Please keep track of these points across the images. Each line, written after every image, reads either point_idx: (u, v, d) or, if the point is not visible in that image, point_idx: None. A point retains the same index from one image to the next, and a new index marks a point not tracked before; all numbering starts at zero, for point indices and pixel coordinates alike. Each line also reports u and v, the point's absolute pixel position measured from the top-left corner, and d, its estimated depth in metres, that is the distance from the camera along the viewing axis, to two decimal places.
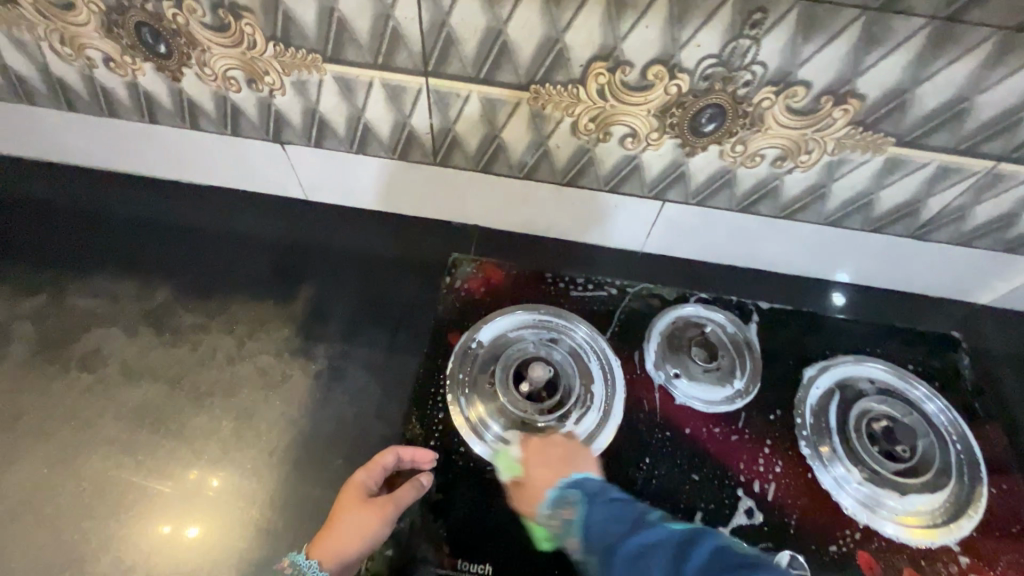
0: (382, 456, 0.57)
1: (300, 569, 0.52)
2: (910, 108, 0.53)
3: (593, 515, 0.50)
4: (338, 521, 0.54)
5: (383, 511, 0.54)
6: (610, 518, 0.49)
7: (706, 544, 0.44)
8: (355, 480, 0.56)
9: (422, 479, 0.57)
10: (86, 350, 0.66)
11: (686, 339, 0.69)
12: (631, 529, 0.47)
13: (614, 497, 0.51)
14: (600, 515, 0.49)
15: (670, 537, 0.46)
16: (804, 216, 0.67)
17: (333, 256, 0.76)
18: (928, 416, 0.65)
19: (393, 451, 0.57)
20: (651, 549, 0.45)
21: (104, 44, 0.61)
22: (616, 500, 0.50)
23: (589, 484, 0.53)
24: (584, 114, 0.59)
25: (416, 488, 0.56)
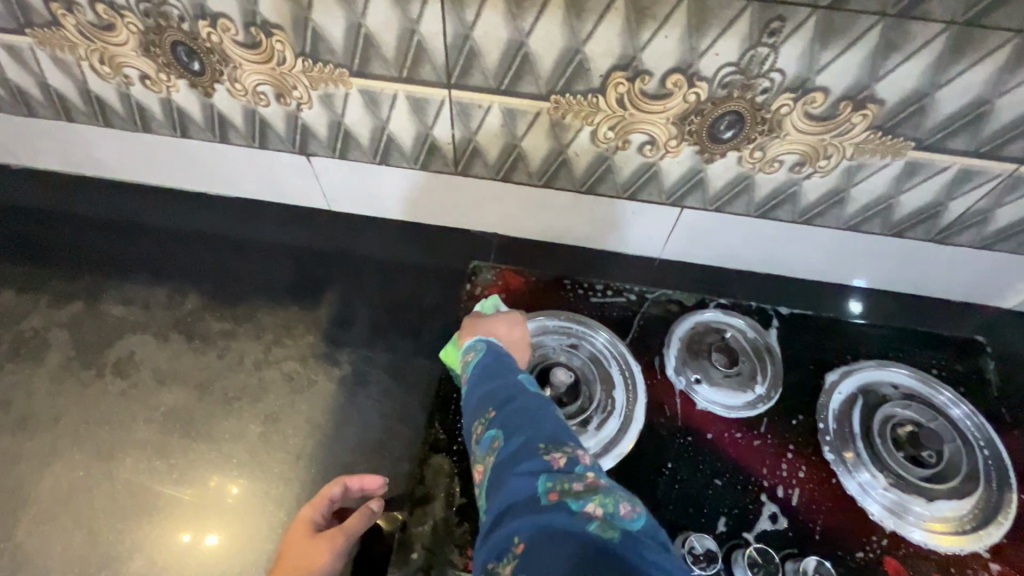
0: (327, 488, 0.57)
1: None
2: (929, 112, 0.53)
3: (484, 363, 0.52)
4: (285, 561, 0.53)
5: (331, 541, 0.54)
6: (491, 368, 0.50)
7: (545, 405, 0.44)
8: (302, 516, 0.56)
9: (371, 504, 0.56)
10: (119, 356, 0.68)
11: (706, 344, 0.69)
12: (499, 377, 0.49)
13: (509, 359, 0.52)
14: (487, 365, 0.51)
15: (522, 390, 0.46)
16: (823, 220, 0.67)
17: (356, 263, 0.78)
18: (954, 421, 0.65)
19: (338, 482, 0.57)
20: (502, 391, 0.46)
21: (140, 62, 0.63)
22: (508, 361, 0.51)
23: (497, 347, 0.54)
24: (603, 123, 0.60)
25: (366, 514, 0.55)
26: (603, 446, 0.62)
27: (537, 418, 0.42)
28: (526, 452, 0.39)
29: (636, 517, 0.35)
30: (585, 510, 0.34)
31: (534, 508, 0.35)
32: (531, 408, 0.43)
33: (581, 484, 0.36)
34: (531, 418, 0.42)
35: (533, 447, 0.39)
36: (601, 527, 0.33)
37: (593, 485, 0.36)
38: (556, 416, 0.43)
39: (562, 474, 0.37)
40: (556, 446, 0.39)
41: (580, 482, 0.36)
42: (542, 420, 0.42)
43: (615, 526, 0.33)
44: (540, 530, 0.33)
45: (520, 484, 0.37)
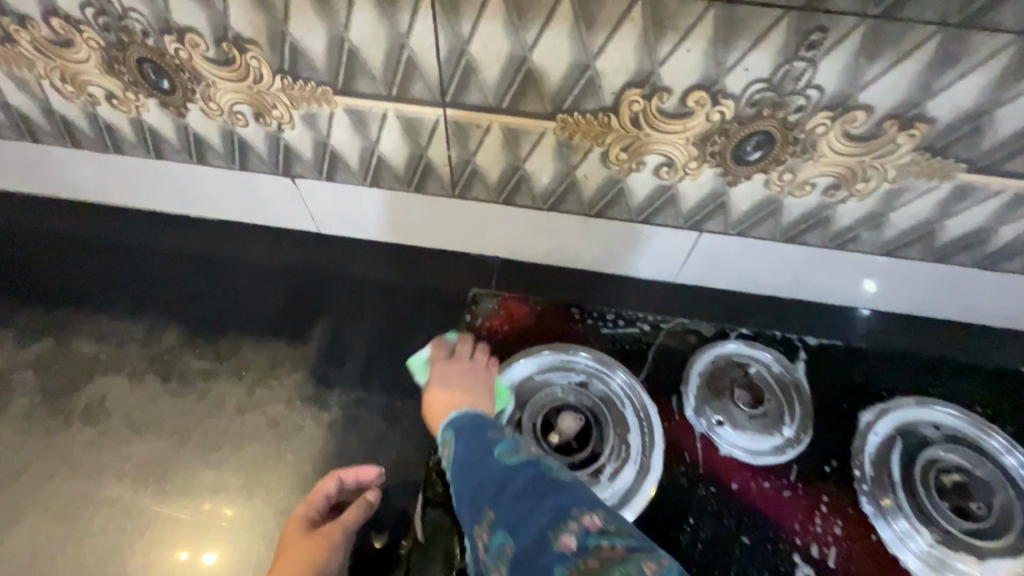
0: (321, 484, 0.56)
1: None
2: (985, 132, 0.47)
3: (460, 447, 0.47)
4: (283, 560, 0.52)
5: (327, 538, 0.53)
6: (470, 450, 0.46)
7: (537, 467, 0.42)
8: (296, 514, 0.55)
9: (369, 497, 0.55)
10: (89, 401, 0.63)
11: (727, 381, 0.63)
12: (476, 463, 0.44)
13: (484, 433, 0.47)
14: (465, 450, 0.46)
15: (504, 468, 0.43)
16: (857, 245, 0.61)
17: (347, 292, 0.72)
18: (1004, 469, 0.59)
19: (333, 477, 0.56)
20: (490, 481, 0.42)
21: (105, 80, 0.58)
22: (484, 432, 0.47)
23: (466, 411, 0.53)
24: (615, 144, 0.54)
25: (363, 506, 0.55)
26: (617, 499, 0.56)
27: (534, 499, 0.39)
28: (537, 553, 0.36)
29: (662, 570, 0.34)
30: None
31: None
32: (523, 487, 0.40)
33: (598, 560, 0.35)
34: (528, 503, 0.39)
35: (542, 543, 0.36)
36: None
37: (608, 556, 0.35)
38: (555, 485, 0.40)
39: (579, 561, 0.35)
40: (562, 527, 0.37)
41: (596, 559, 0.34)
42: (535, 497, 0.39)
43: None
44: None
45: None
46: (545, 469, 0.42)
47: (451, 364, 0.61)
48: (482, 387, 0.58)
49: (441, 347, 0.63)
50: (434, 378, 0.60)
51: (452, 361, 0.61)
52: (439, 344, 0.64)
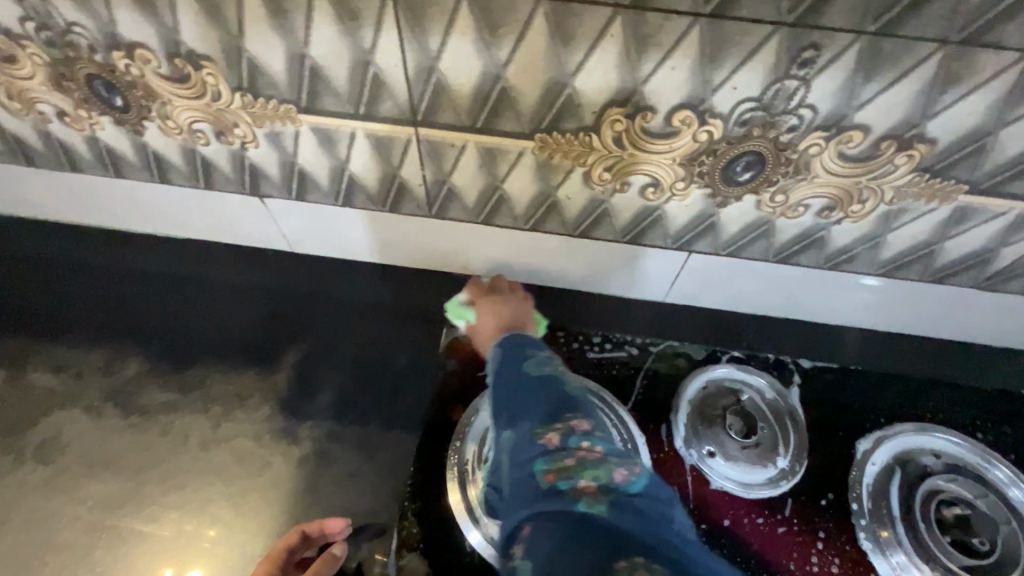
0: (285, 539, 0.52)
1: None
2: (987, 153, 0.44)
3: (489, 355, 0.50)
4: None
5: None
6: (495, 359, 0.48)
7: (545, 379, 0.44)
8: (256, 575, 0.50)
9: (336, 551, 0.51)
10: (43, 437, 0.59)
11: (719, 408, 0.61)
12: (495, 368, 0.47)
13: (515, 348, 0.48)
14: (490, 358, 0.49)
15: (520, 374, 0.45)
16: (853, 266, 0.59)
17: (322, 315, 0.69)
18: (1008, 501, 0.56)
19: (298, 530, 0.52)
20: (506, 378, 0.46)
21: (54, 97, 0.54)
22: (510, 344, 0.49)
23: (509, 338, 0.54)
24: (598, 164, 0.51)
25: (330, 561, 0.51)
26: None
27: (536, 401, 0.42)
28: (520, 444, 0.39)
29: (631, 481, 0.36)
30: (578, 489, 0.35)
31: (531, 501, 0.35)
32: (532, 391, 0.43)
33: (573, 460, 0.37)
34: (530, 403, 0.42)
35: (527, 435, 0.39)
36: (593, 504, 0.34)
37: (584, 459, 0.37)
38: (559, 395, 0.42)
39: (555, 456, 0.37)
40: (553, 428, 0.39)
41: (573, 458, 0.37)
42: (533, 402, 0.41)
43: (612, 498, 0.34)
44: (541, 522, 0.33)
45: (520, 475, 0.37)
46: (554, 384, 0.43)
47: (493, 298, 0.62)
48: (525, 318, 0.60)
49: (477, 286, 0.65)
50: (481, 313, 0.61)
51: (495, 294, 0.63)
52: (477, 284, 0.65)
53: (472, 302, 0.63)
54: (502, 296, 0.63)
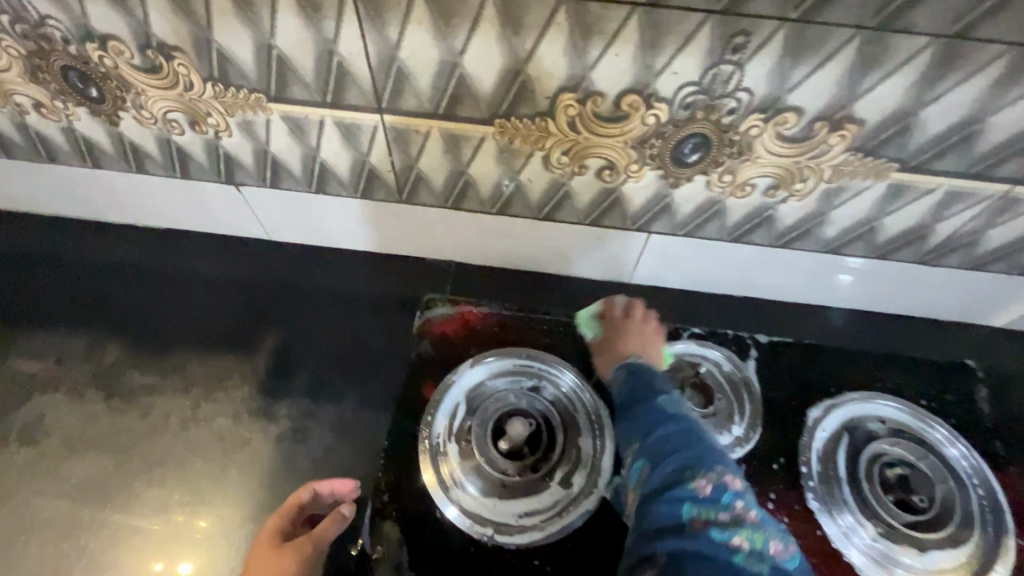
0: (296, 495, 0.55)
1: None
2: (913, 132, 0.47)
3: (625, 387, 0.57)
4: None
5: (298, 550, 0.51)
6: (637, 394, 0.56)
7: (689, 429, 0.51)
8: (269, 524, 0.54)
9: (343, 509, 0.53)
10: (26, 420, 0.61)
11: (679, 380, 0.64)
12: (639, 403, 0.55)
13: (656, 392, 0.56)
14: (631, 390, 0.56)
15: (663, 415, 0.52)
16: (802, 243, 0.62)
17: (300, 300, 0.71)
18: (946, 460, 0.60)
19: (307, 488, 0.55)
20: (649, 417, 0.53)
21: (31, 89, 0.56)
22: (651, 384, 0.56)
23: (637, 368, 0.58)
24: (556, 148, 0.54)
25: (336, 520, 0.52)
26: (567, 502, 0.56)
27: (683, 450, 0.49)
28: (674, 483, 0.47)
29: (779, 549, 0.43)
30: (731, 541, 0.43)
31: (684, 537, 0.43)
32: (681, 436, 0.50)
33: (727, 514, 0.44)
34: (676, 449, 0.49)
35: (680, 477, 0.47)
36: (743, 557, 0.42)
37: (739, 515, 0.44)
38: (705, 447, 0.49)
39: (711, 508, 0.45)
40: (700, 477, 0.46)
41: (726, 514, 0.44)
42: (684, 450, 0.49)
43: (762, 556, 0.42)
44: (691, 556, 0.42)
45: (673, 511, 0.45)
46: (701, 436, 0.51)
47: (626, 323, 0.66)
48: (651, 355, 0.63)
49: (614, 306, 0.68)
50: (612, 330, 0.65)
51: (627, 317, 0.67)
52: (610, 302, 0.69)
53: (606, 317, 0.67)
54: (633, 322, 0.67)
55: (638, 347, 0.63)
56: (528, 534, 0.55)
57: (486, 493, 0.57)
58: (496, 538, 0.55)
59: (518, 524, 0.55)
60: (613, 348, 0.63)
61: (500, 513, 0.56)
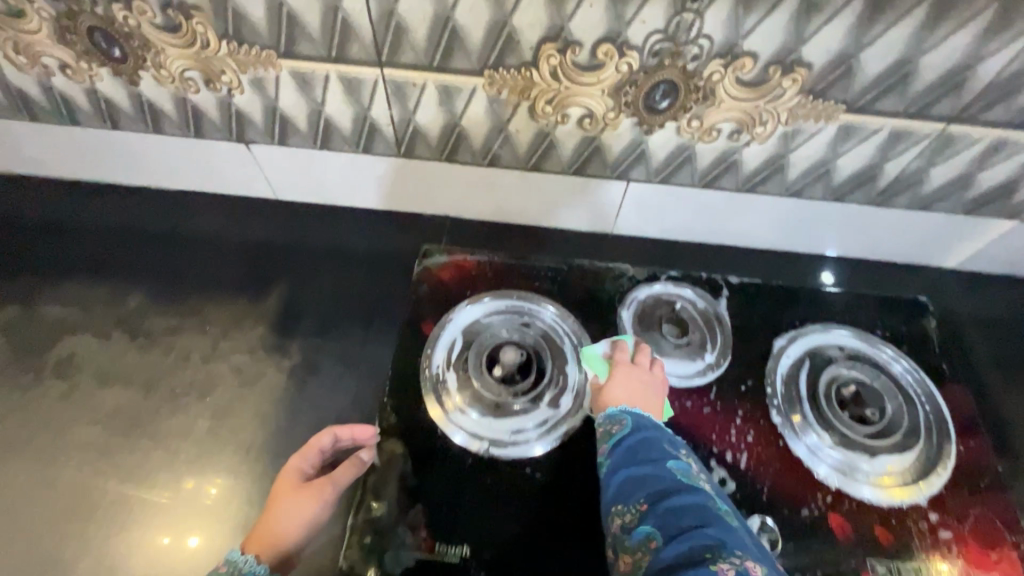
0: (316, 440, 0.58)
1: (234, 565, 0.50)
2: (856, 74, 0.53)
3: (625, 442, 0.50)
4: (274, 510, 0.55)
5: (320, 493, 0.56)
6: (643, 450, 0.49)
7: (704, 504, 0.43)
8: (290, 465, 0.58)
9: (363, 457, 0.57)
10: (59, 358, 0.66)
11: (656, 316, 0.70)
12: (648, 461, 0.48)
13: (663, 455, 0.48)
14: (637, 443, 0.50)
15: (672, 482, 0.45)
16: (766, 187, 0.68)
17: (307, 252, 0.77)
18: (895, 378, 0.67)
19: (328, 434, 0.58)
20: (654, 480, 0.46)
21: (58, 50, 0.61)
22: (661, 442, 0.50)
23: (640, 420, 0.52)
24: (540, 97, 0.59)
25: (357, 465, 0.57)
26: (555, 420, 0.62)
27: (696, 522, 0.41)
28: (688, 560, 0.37)
29: None
30: None
31: None
32: (693, 510, 0.42)
33: None
34: (688, 521, 0.41)
35: (695, 554, 0.38)
36: None
37: None
38: (719, 522, 0.41)
39: None
40: (716, 555, 0.37)
41: None
42: (699, 523, 0.40)
43: None
44: None
45: None
46: (718, 513, 0.42)
47: (633, 369, 0.60)
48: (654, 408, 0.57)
49: (624, 348, 0.63)
50: (613, 373, 0.60)
51: (635, 363, 0.61)
52: (622, 344, 0.64)
53: (612, 358, 0.62)
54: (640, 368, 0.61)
55: (641, 395, 0.58)
56: (520, 447, 0.61)
57: (482, 413, 0.63)
58: (492, 451, 0.61)
59: (511, 439, 0.61)
60: (611, 389, 0.58)
61: (495, 430, 0.62)
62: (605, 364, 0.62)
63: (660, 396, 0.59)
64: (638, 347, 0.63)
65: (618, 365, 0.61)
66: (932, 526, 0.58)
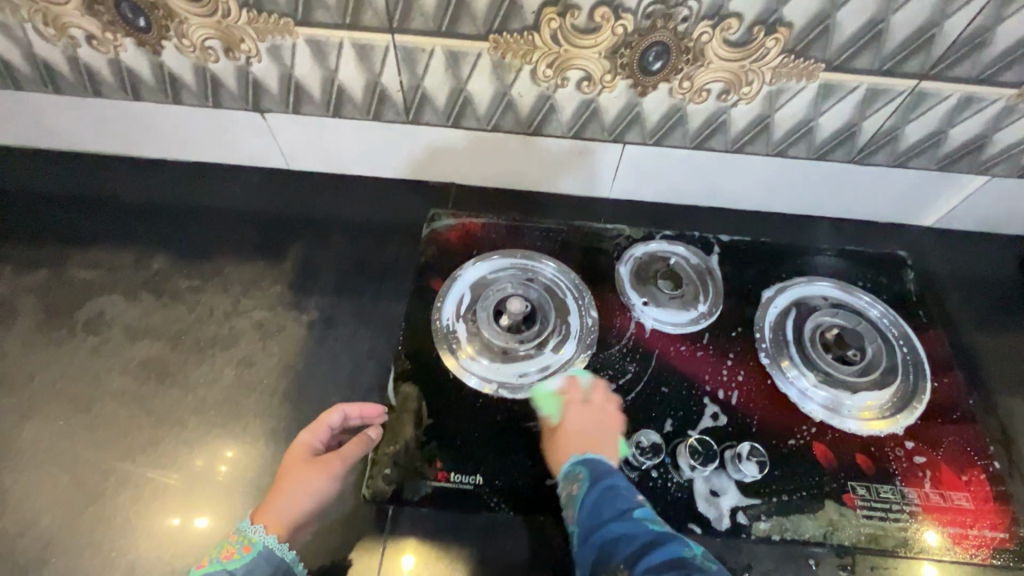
0: (325, 416, 0.61)
1: (245, 535, 0.54)
2: (833, 33, 0.58)
3: (587, 500, 0.52)
4: (284, 481, 0.57)
5: (327, 467, 0.58)
6: (605, 504, 0.51)
7: (674, 551, 0.46)
8: (300, 441, 0.60)
9: (370, 433, 0.60)
10: (89, 316, 0.70)
11: (652, 270, 0.74)
12: (613, 515, 0.50)
13: (622, 503, 0.51)
14: (598, 497, 0.51)
15: (640, 536, 0.48)
16: (754, 147, 0.72)
17: (320, 217, 0.81)
18: (874, 323, 0.72)
19: (336, 410, 0.61)
20: (624, 536, 0.48)
21: (85, 21, 0.64)
22: (619, 491, 0.52)
23: (597, 471, 0.54)
24: (542, 61, 0.63)
25: (363, 441, 0.59)
26: (559, 365, 0.67)
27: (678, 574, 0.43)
28: None
29: None
30: None
31: None
32: (667, 559, 0.45)
33: None
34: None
35: None
36: None
37: None
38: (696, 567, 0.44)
39: None
40: None
41: None
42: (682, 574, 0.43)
43: None
44: None
45: None
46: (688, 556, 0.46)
47: (585, 409, 0.62)
48: (612, 446, 0.59)
49: (577, 387, 0.64)
50: (569, 417, 0.61)
51: (587, 402, 0.62)
52: (574, 383, 0.65)
53: (565, 398, 0.63)
54: (594, 406, 0.62)
55: (596, 436, 0.59)
56: (527, 387, 0.65)
57: (491, 358, 0.67)
58: (501, 392, 0.65)
59: (518, 381, 0.66)
60: (569, 436, 0.59)
61: (503, 373, 0.66)
62: (557, 403, 0.63)
63: (615, 433, 0.60)
64: (590, 382, 0.65)
65: (571, 406, 0.62)
66: (908, 453, 0.63)
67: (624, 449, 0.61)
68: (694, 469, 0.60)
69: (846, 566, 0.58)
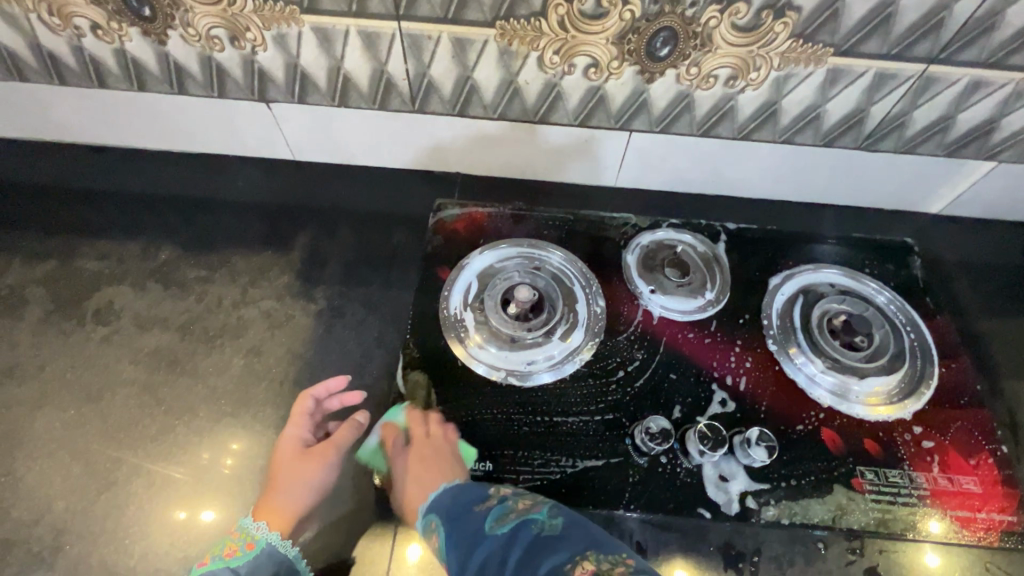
0: (299, 406, 0.63)
1: (248, 533, 0.54)
2: (841, 17, 0.58)
3: (446, 535, 0.49)
4: (280, 476, 0.57)
5: (323, 456, 0.59)
6: (462, 529, 0.48)
7: (534, 534, 0.46)
8: (286, 435, 0.61)
9: (360, 417, 0.62)
10: (98, 305, 0.70)
11: (659, 258, 0.74)
12: (470, 535, 0.47)
13: (474, 517, 0.49)
14: (454, 529, 0.49)
15: (499, 537, 0.46)
16: (761, 134, 0.72)
17: (325, 207, 0.81)
18: (881, 309, 0.72)
19: (307, 397, 0.63)
20: (486, 546, 0.46)
21: (89, 11, 0.64)
22: (470, 511, 0.50)
23: (441, 505, 0.52)
24: (549, 47, 0.63)
25: (354, 426, 0.62)
26: (567, 352, 0.67)
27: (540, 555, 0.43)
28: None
29: None
30: None
31: None
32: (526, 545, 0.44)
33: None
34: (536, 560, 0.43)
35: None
36: None
37: None
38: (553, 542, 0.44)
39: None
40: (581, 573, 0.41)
41: None
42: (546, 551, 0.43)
43: None
44: None
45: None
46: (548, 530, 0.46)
47: (406, 449, 0.58)
48: (447, 468, 0.56)
49: (393, 430, 0.61)
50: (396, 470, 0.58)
51: (406, 442, 0.59)
52: (391, 428, 0.61)
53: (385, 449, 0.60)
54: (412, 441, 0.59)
55: (427, 470, 0.56)
56: (536, 375, 0.65)
57: (499, 346, 0.67)
58: (509, 379, 0.65)
59: (526, 368, 0.66)
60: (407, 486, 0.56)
61: (511, 361, 0.66)
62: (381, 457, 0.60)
63: (448, 453, 0.58)
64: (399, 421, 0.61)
65: (396, 454, 0.59)
66: (916, 438, 0.64)
67: (633, 436, 0.61)
68: (704, 454, 0.60)
69: (855, 549, 0.59)
